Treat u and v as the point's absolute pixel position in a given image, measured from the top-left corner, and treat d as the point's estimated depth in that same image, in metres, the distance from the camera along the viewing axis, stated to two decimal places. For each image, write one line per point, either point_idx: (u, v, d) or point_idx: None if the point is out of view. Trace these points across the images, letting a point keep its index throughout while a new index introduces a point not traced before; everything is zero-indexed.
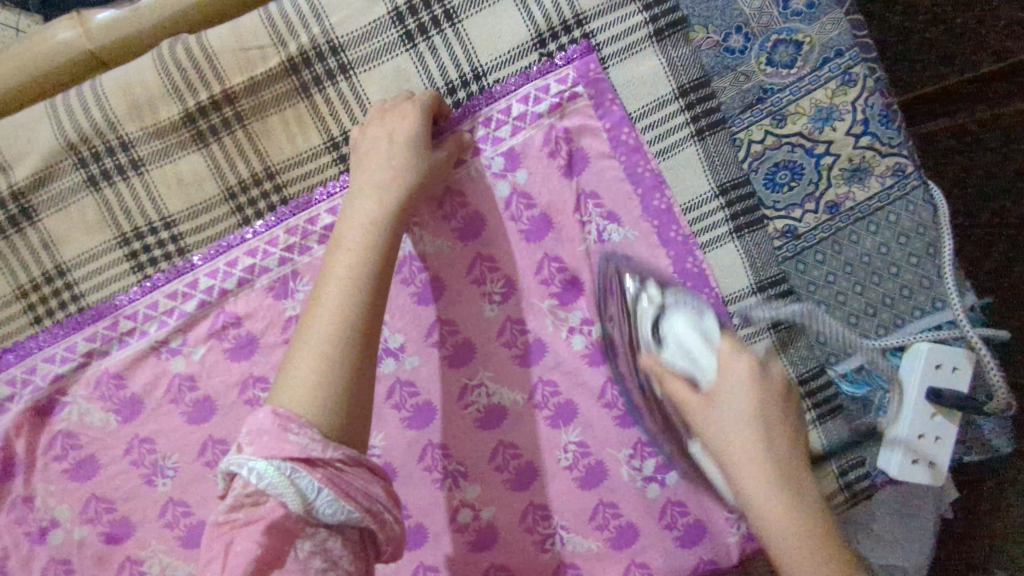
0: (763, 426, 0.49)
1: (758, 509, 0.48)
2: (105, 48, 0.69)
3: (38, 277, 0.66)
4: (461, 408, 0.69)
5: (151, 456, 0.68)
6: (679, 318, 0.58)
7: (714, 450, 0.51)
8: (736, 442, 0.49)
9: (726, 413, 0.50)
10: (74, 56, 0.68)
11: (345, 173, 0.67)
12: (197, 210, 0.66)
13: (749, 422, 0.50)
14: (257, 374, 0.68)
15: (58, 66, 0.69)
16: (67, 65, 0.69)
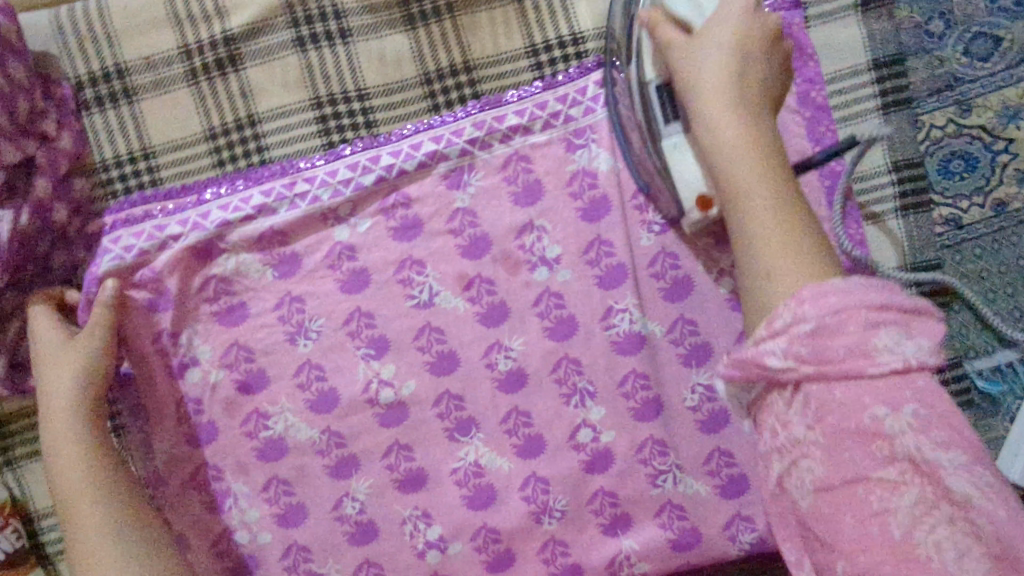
0: (767, 189, 0.58)
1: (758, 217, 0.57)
2: None
3: (230, 123, 0.68)
4: (602, 329, 0.71)
5: (298, 315, 0.69)
6: (683, 112, 0.63)
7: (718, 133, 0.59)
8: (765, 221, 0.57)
9: (728, 162, 0.59)
10: None
11: (539, 81, 0.69)
12: (392, 88, 0.68)
13: (745, 149, 0.58)
14: (416, 257, 0.69)
15: None
16: None
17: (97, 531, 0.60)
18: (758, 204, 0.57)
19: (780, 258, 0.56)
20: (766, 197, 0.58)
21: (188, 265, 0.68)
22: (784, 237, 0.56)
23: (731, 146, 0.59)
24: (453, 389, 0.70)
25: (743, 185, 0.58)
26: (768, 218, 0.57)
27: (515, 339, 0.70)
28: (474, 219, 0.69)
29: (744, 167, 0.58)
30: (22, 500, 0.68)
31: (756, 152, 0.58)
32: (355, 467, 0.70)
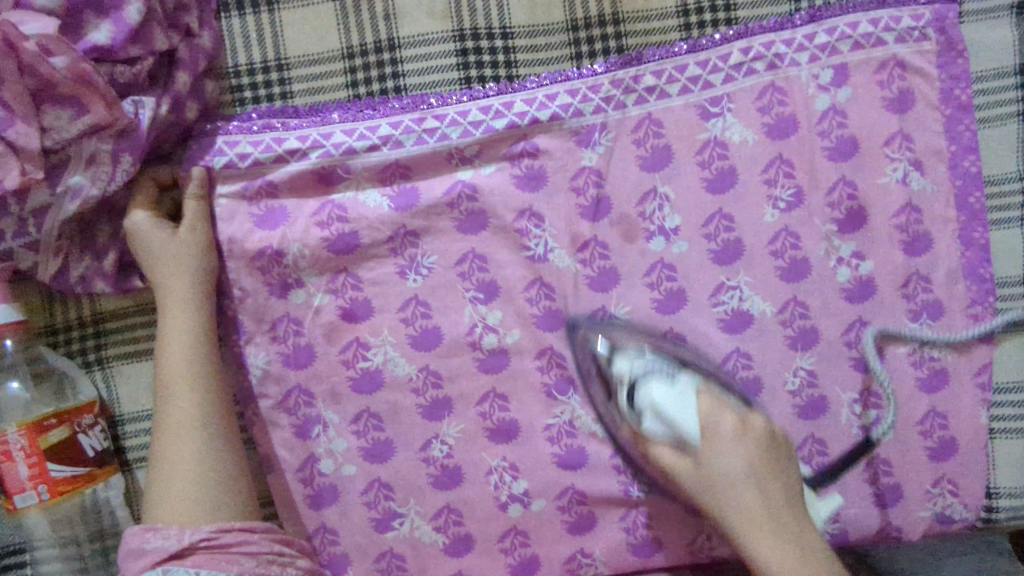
0: None
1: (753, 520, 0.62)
2: None
3: (369, 44, 0.67)
4: (711, 302, 0.69)
5: (412, 249, 0.68)
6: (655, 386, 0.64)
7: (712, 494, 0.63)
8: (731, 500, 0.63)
9: (725, 467, 0.63)
10: None
11: (683, 43, 0.68)
12: (537, 30, 0.67)
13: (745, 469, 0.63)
14: (535, 208, 0.68)
15: None
16: None
17: (183, 420, 0.61)
18: (766, 544, 0.61)
19: (767, 543, 0.61)
20: (744, 464, 0.63)
21: (304, 189, 0.67)
22: (775, 530, 0.62)
23: (722, 455, 0.63)
24: (557, 344, 0.69)
25: (784, 562, 0.60)
26: (748, 490, 0.63)
27: (621, 302, 0.69)
28: (600, 180, 0.68)
29: (735, 468, 0.63)
30: (111, 403, 0.67)
31: (719, 434, 0.64)
32: (447, 410, 0.69)
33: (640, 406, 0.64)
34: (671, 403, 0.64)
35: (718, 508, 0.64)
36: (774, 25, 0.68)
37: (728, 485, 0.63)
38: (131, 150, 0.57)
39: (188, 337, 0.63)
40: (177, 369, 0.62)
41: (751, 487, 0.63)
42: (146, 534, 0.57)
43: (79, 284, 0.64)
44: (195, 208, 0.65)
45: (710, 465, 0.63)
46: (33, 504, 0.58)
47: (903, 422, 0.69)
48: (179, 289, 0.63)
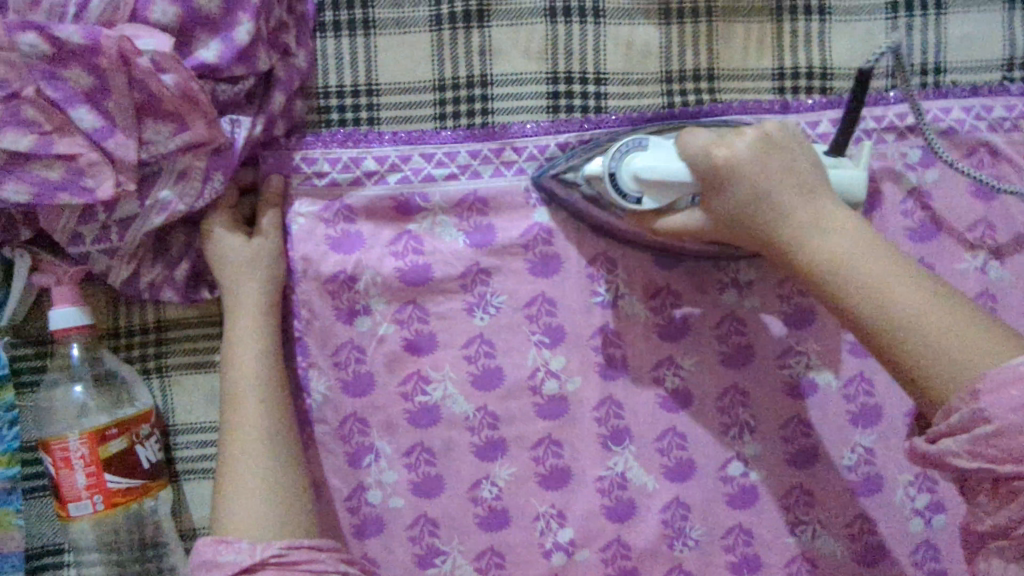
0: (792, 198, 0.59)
1: (925, 331, 0.55)
2: None
3: (462, 78, 0.66)
4: (776, 368, 0.68)
5: (482, 286, 0.68)
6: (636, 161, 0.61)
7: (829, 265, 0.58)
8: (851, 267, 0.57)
9: (839, 244, 0.58)
10: None
11: (777, 105, 0.66)
12: (631, 78, 0.66)
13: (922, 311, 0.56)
14: (609, 256, 0.68)
15: None
16: None
17: (250, 430, 0.62)
18: (889, 293, 0.57)
19: (919, 318, 0.55)
20: (866, 251, 0.57)
21: (379, 210, 0.67)
22: (949, 319, 0.55)
23: (839, 236, 0.58)
24: (618, 396, 0.68)
25: (902, 317, 0.56)
26: (904, 285, 0.56)
27: (689, 355, 0.68)
28: None
29: (846, 240, 0.58)
30: (164, 413, 0.66)
31: (792, 182, 0.60)
32: (500, 450, 0.68)
33: (626, 188, 0.61)
34: (656, 166, 0.61)
35: (827, 271, 0.58)
36: None
37: (835, 268, 0.58)
38: (223, 169, 0.56)
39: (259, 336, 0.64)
40: (247, 371, 0.63)
41: (848, 245, 0.58)
42: (217, 546, 0.58)
43: (148, 291, 0.64)
44: (275, 218, 0.65)
45: (792, 211, 0.59)
46: (86, 513, 0.58)
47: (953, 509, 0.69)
48: (256, 288, 0.64)
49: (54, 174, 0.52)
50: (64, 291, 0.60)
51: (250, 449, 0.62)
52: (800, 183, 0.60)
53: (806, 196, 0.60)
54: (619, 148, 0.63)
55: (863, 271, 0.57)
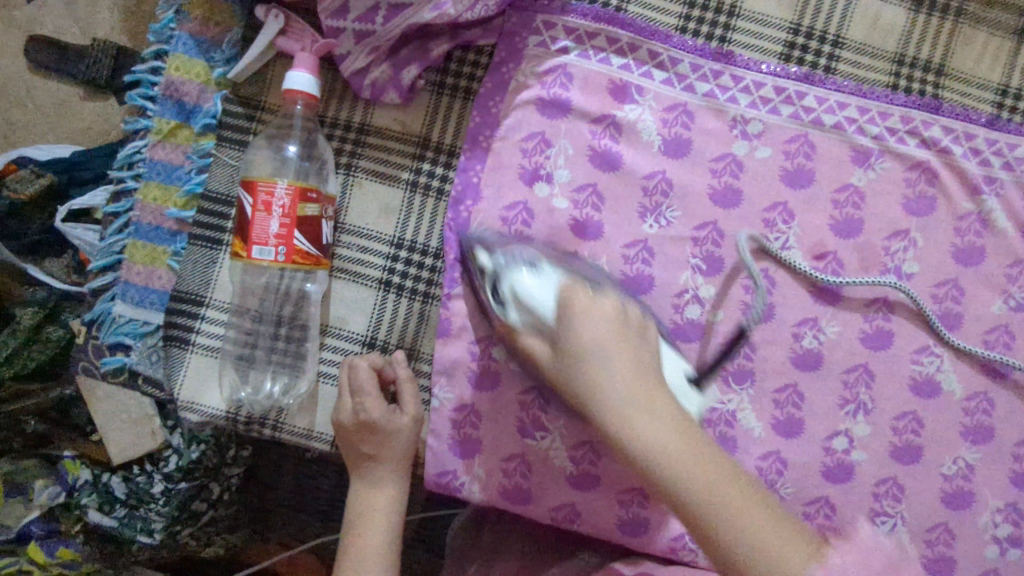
0: (630, 355, 0.58)
1: (616, 404, 0.55)
2: None
3: (713, 2, 0.69)
4: (909, 361, 0.70)
5: (660, 196, 0.70)
6: (521, 280, 0.63)
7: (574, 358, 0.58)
8: (613, 389, 0.56)
9: (591, 332, 0.58)
10: None
11: (989, 118, 0.69)
12: (866, 49, 0.69)
13: (645, 386, 0.57)
14: (788, 204, 0.69)
15: None
16: None
17: (378, 525, 0.63)
18: (602, 379, 0.56)
19: (653, 431, 0.54)
20: (629, 374, 0.56)
21: (590, 97, 0.69)
22: (633, 357, 0.58)
23: (612, 351, 0.57)
24: (753, 338, 0.70)
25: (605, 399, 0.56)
26: (624, 350, 0.58)
27: (832, 321, 0.70)
28: (860, 201, 0.70)
29: (614, 366, 0.57)
30: (341, 210, 0.69)
31: (619, 345, 0.58)
32: None
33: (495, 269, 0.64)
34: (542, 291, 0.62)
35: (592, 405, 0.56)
36: None
37: (579, 350, 0.58)
38: None
39: (405, 435, 0.66)
40: (390, 464, 0.65)
41: (626, 387, 0.56)
42: None
43: (372, 88, 0.67)
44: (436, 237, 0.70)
45: (577, 328, 0.59)
46: (266, 261, 0.60)
47: None
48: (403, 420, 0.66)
49: None
50: (305, 58, 0.63)
51: (369, 536, 0.63)
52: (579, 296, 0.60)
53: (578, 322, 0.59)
54: (518, 257, 0.65)
55: (614, 368, 0.57)
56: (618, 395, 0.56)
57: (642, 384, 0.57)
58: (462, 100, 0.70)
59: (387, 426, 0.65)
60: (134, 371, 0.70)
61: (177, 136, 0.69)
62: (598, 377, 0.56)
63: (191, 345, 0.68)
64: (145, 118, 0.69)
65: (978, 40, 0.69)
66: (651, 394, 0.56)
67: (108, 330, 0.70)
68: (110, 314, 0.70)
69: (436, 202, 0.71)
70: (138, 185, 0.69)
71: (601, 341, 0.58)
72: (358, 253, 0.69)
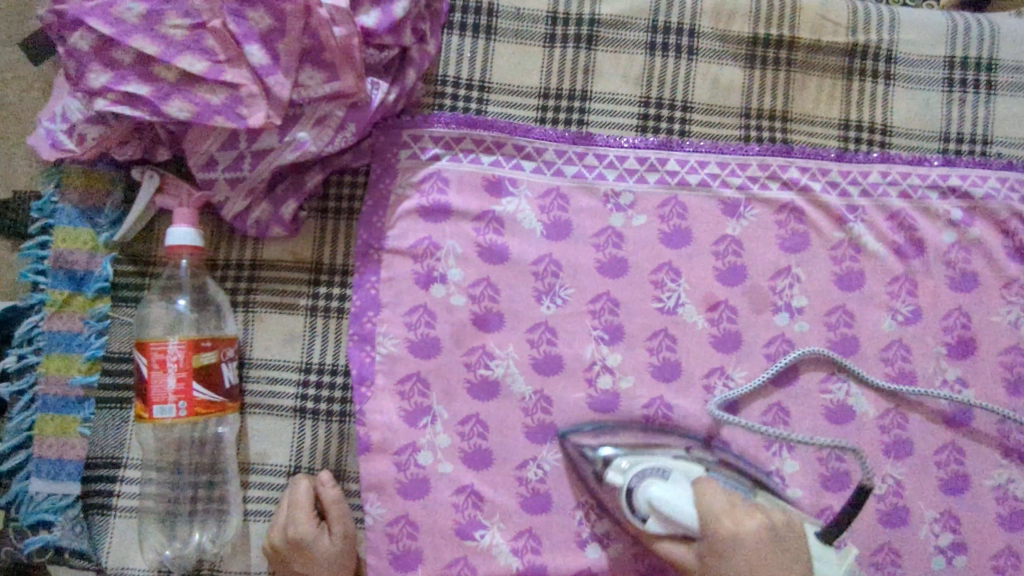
0: (768, 542, 0.58)
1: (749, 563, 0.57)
2: None
3: (565, 90, 0.74)
4: (818, 391, 0.73)
5: (551, 277, 0.72)
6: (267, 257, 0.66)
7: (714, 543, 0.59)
8: (738, 558, 0.57)
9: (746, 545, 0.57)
10: None
11: (838, 153, 0.74)
12: (714, 109, 0.74)
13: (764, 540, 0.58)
14: (674, 263, 0.73)
15: None
16: None
17: None
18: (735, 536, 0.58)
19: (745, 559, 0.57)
20: (765, 559, 0.57)
21: (467, 197, 0.73)
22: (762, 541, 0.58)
23: (745, 541, 0.57)
24: (668, 397, 0.72)
25: (744, 540, 0.57)
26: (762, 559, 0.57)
27: (739, 367, 0.72)
28: (739, 249, 0.73)
29: (749, 555, 0.57)
30: (244, 346, 0.70)
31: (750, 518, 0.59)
32: (550, 436, 0.71)
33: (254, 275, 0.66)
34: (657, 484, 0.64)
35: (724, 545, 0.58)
36: (913, 160, 0.75)
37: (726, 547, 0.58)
38: (356, 122, 0.63)
39: (339, 556, 0.67)
40: None
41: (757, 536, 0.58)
42: None
43: (256, 226, 0.69)
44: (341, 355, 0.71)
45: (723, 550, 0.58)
46: (168, 418, 0.61)
47: (974, 551, 0.73)
48: (330, 547, 0.66)
49: (216, 99, 0.59)
50: (182, 212, 0.65)
51: None
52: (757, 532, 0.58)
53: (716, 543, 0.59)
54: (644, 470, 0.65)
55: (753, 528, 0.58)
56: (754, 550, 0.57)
57: (761, 541, 0.57)
58: (346, 221, 0.73)
59: (319, 551, 0.66)
60: (58, 548, 0.68)
61: (72, 305, 0.69)
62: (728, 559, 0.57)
63: (113, 509, 0.68)
64: (36, 293, 0.69)
65: (813, 84, 0.75)
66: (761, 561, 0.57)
67: (27, 510, 0.68)
68: (26, 494, 0.68)
69: (337, 321, 0.72)
70: (38, 359, 0.69)
71: (740, 536, 0.58)
72: (266, 385, 0.70)
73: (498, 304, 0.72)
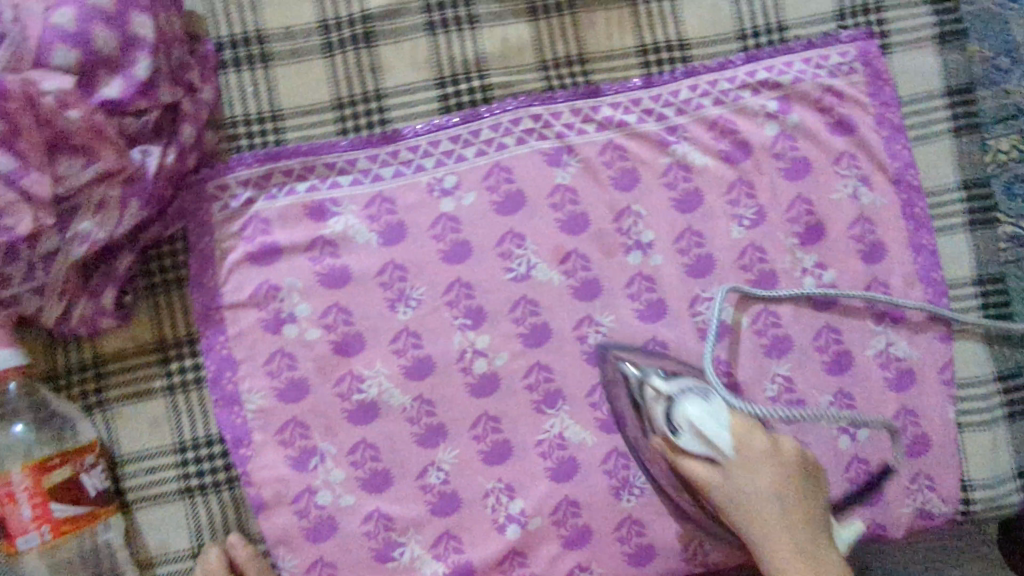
0: (780, 482, 0.66)
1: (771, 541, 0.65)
2: None
3: (358, 95, 0.72)
4: (689, 315, 0.74)
5: (399, 283, 0.71)
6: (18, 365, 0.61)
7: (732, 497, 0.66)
8: (768, 501, 0.66)
9: (753, 487, 0.65)
10: None
11: (644, 79, 0.73)
12: (510, 69, 0.72)
13: (772, 496, 0.66)
14: (516, 231, 0.72)
15: None
16: None
17: None
18: (754, 497, 0.66)
19: (783, 548, 0.65)
20: (780, 521, 0.65)
21: (294, 228, 0.70)
22: (780, 516, 0.66)
23: (753, 504, 0.66)
24: (542, 361, 0.72)
25: (759, 504, 0.66)
26: (797, 530, 0.65)
27: (606, 315, 0.73)
28: (575, 197, 0.73)
29: (783, 504, 0.66)
30: (109, 444, 0.68)
31: (776, 520, 0.66)
32: (442, 437, 0.71)
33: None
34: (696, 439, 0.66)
35: (726, 508, 0.66)
36: (717, 65, 0.74)
37: (741, 506, 0.66)
38: (136, 196, 0.62)
39: None
40: None
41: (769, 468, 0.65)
42: None
43: (81, 326, 0.66)
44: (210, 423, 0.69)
45: (746, 485, 0.65)
46: (34, 546, 0.61)
47: (875, 420, 0.75)
48: None
49: None
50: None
51: None
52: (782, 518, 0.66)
53: (744, 465, 0.65)
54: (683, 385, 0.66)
55: (766, 486, 0.66)
56: (775, 506, 0.66)
57: (776, 476, 0.65)
58: (178, 289, 0.70)
59: None
60: None
61: None
62: (740, 491, 0.66)
63: None
64: None
65: (600, 18, 0.73)
66: (797, 509, 0.66)
67: None
68: None
69: (198, 392, 0.70)
70: None
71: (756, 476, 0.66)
72: (145, 474, 0.69)
73: (355, 327, 0.71)
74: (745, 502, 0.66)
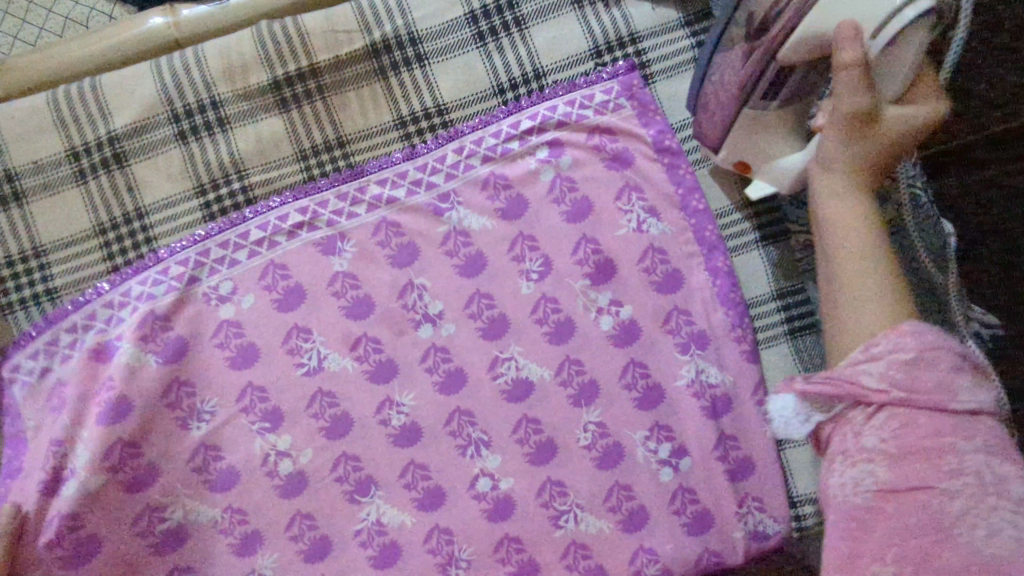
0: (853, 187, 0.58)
1: (845, 324, 0.56)
2: (191, 39, 0.74)
3: (118, 217, 0.71)
4: (490, 378, 0.73)
5: (189, 399, 0.70)
6: None
7: (827, 246, 0.59)
8: (845, 204, 0.58)
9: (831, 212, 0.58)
10: (158, 43, 0.73)
11: (408, 151, 0.73)
12: (270, 165, 0.72)
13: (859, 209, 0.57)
14: (302, 324, 0.71)
15: (143, 51, 0.73)
16: (151, 52, 0.73)
17: None
18: (844, 220, 0.58)
19: (859, 295, 0.55)
20: (844, 218, 0.57)
21: (72, 363, 0.69)
22: (852, 209, 0.57)
23: (852, 231, 0.57)
24: (349, 451, 0.72)
25: (841, 215, 0.58)
26: (850, 259, 0.56)
27: (405, 394, 0.72)
28: (356, 282, 0.72)
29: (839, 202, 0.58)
30: None
31: (839, 201, 0.58)
32: (259, 545, 0.70)
33: None
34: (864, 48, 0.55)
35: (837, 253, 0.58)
36: (480, 123, 0.74)
37: (831, 241, 0.58)
38: None
39: None
40: None
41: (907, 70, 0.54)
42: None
43: None
44: None
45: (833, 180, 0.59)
46: None
47: (697, 450, 0.73)
48: None
49: None
50: None
51: None
52: (853, 277, 0.56)
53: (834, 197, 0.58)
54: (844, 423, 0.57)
55: (854, 223, 0.57)
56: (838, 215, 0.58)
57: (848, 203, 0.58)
58: None
59: None
60: None
61: None
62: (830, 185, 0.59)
63: None
64: None
65: (353, 98, 0.73)
66: (873, 254, 0.56)
67: None
68: None
69: None
70: None
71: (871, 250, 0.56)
72: None
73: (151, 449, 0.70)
74: (859, 268, 0.56)
